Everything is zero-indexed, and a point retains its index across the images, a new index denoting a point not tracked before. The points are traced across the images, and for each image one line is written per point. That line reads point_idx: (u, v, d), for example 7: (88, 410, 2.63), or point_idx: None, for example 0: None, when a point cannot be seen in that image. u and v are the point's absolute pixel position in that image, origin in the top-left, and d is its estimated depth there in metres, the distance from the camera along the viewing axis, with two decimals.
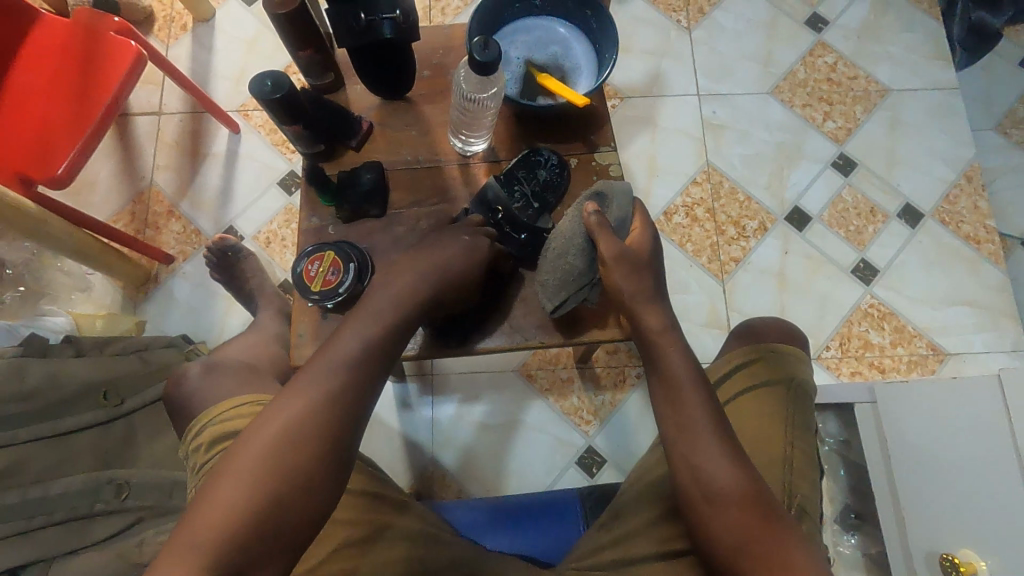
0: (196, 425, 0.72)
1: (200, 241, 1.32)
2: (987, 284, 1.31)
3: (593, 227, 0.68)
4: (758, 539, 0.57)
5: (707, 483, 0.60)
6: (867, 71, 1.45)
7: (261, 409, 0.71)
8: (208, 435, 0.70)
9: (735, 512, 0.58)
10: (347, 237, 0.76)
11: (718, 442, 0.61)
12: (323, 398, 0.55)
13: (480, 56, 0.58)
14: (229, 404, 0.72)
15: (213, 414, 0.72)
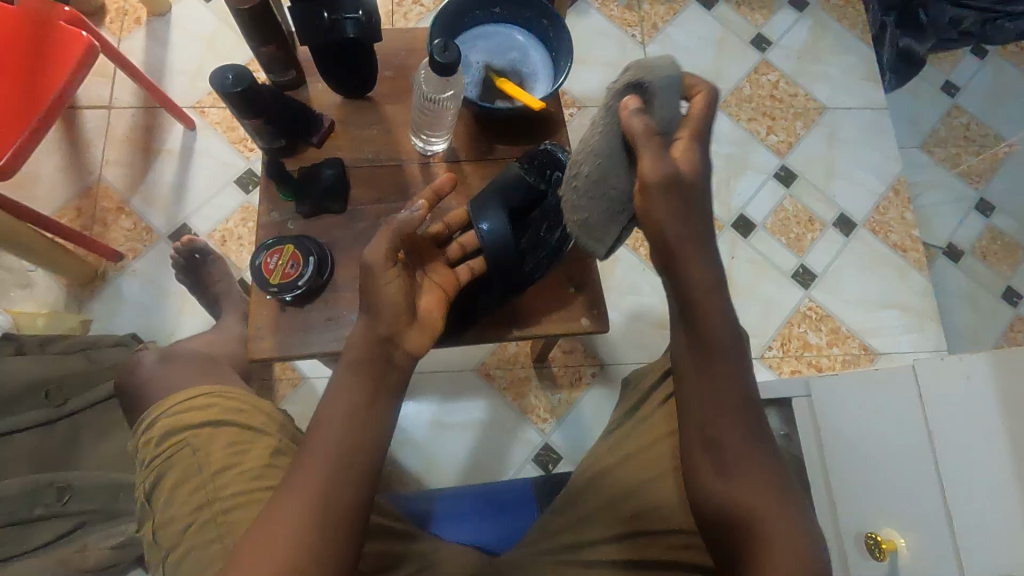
0: (149, 417, 0.69)
1: (152, 238, 1.29)
2: (913, 289, 1.41)
3: (639, 136, 0.63)
4: (764, 511, 0.61)
5: (721, 457, 0.64)
6: (807, 89, 1.55)
7: (216, 402, 0.70)
8: (159, 428, 0.68)
9: (743, 485, 0.62)
10: (307, 232, 0.77)
11: (735, 419, 0.64)
12: (338, 460, 0.57)
13: (441, 57, 0.61)
14: (180, 396, 0.70)
15: (163, 405, 0.70)
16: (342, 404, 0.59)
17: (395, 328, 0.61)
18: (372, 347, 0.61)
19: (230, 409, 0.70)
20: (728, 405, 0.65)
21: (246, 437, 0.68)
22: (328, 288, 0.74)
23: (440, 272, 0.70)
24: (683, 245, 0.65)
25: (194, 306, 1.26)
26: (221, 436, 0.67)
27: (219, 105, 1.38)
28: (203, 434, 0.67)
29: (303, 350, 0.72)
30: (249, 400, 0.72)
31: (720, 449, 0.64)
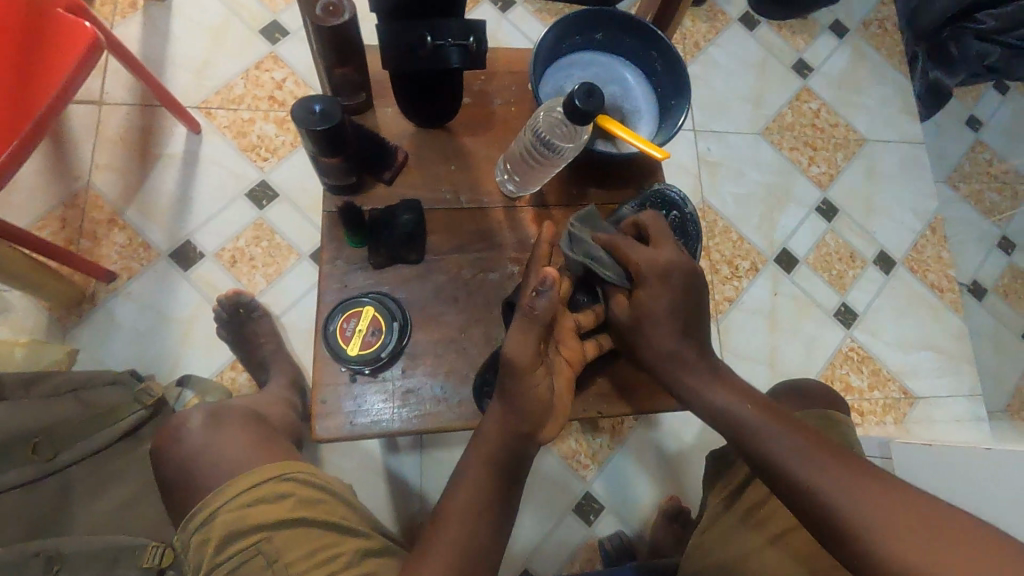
0: (213, 504, 0.61)
1: (150, 256, 1.14)
2: (950, 330, 1.39)
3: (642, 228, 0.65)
4: (920, 540, 0.50)
5: (830, 506, 0.54)
6: (847, 120, 1.51)
7: (292, 493, 0.62)
8: (222, 526, 0.60)
9: (877, 522, 0.52)
10: (379, 286, 0.66)
11: (813, 454, 0.58)
12: (464, 549, 0.56)
13: (583, 103, 0.51)
14: (245, 483, 0.62)
15: (225, 495, 0.61)
16: (466, 491, 0.59)
17: (536, 423, 0.59)
18: (507, 439, 0.59)
19: (307, 501, 0.62)
20: (792, 448, 0.59)
21: (329, 537, 0.61)
22: (406, 354, 0.65)
23: (569, 343, 0.65)
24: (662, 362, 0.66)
25: (199, 335, 1.11)
26: (302, 538, 0.60)
27: (228, 107, 1.23)
28: (281, 535, 0.60)
29: (377, 427, 0.62)
30: (325, 487, 0.65)
31: (822, 500, 0.55)
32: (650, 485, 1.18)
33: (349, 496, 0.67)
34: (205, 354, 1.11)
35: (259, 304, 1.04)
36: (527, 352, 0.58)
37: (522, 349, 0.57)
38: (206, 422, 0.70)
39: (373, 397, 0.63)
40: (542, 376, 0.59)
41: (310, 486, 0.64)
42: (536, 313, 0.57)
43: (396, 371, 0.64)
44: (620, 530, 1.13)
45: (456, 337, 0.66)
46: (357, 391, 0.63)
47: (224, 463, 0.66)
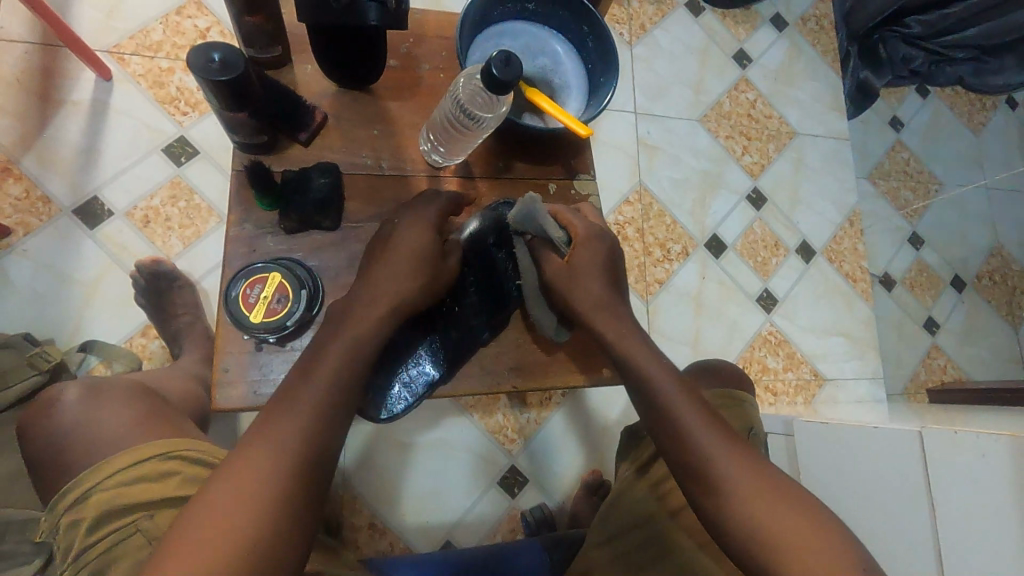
0: (89, 484, 0.57)
1: (50, 211, 1.05)
2: (860, 318, 1.49)
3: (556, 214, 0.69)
4: (792, 528, 0.54)
5: (692, 450, 0.59)
6: (780, 112, 1.56)
7: (180, 469, 0.59)
8: (96, 506, 0.57)
9: (761, 518, 0.55)
10: (290, 252, 0.64)
11: (712, 434, 0.60)
12: (298, 464, 0.50)
13: (500, 72, 0.50)
14: (128, 460, 0.59)
15: (107, 470, 0.58)
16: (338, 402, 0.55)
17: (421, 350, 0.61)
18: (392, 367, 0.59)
19: (195, 478, 0.59)
20: (699, 429, 0.60)
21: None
22: (317, 324, 0.62)
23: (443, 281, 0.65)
24: (595, 310, 0.67)
25: (105, 299, 1.04)
26: (190, 515, 0.57)
27: (143, 54, 1.14)
28: (163, 514, 0.57)
29: None
30: (218, 464, 0.62)
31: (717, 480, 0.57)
32: (573, 459, 1.21)
33: None
34: (112, 319, 1.04)
35: (180, 274, 0.99)
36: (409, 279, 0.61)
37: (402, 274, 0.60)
38: (84, 394, 0.65)
39: (279, 367, 0.61)
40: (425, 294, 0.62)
41: (199, 460, 0.61)
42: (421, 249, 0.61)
43: (306, 340, 0.62)
44: (542, 502, 1.16)
45: None
46: (263, 360, 0.60)
47: (97, 436, 0.62)
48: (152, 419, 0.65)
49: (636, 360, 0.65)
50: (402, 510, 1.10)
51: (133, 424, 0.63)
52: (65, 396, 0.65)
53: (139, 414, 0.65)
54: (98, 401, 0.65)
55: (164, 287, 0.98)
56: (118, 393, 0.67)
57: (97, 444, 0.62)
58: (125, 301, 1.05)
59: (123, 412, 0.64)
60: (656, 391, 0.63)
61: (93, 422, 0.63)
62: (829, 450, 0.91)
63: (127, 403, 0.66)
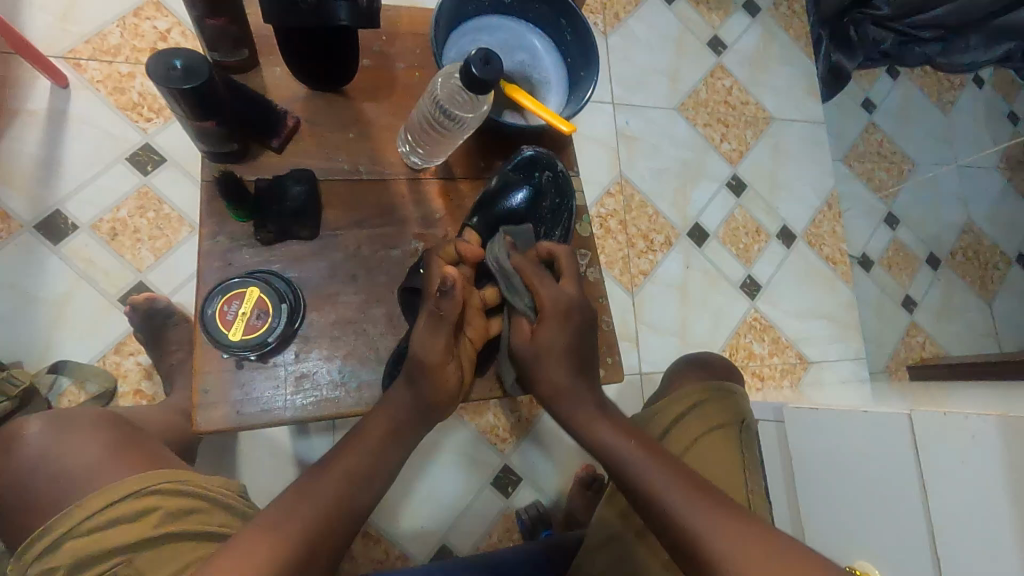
0: (61, 529, 0.55)
1: (10, 227, 1.00)
2: (841, 300, 1.51)
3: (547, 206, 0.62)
4: None
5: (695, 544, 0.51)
6: (756, 98, 1.56)
7: (162, 506, 0.57)
8: (71, 554, 0.55)
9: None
10: (267, 263, 0.61)
11: (693, 501, 0.54)
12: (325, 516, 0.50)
13: (480, 71, 0.48)
14: (102, 501, 0.56)
15: (79, 515, 0.55)
16: (370, 439, 0.56)
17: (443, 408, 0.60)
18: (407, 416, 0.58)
19: (176, 514, 0.57)
20: (670, 494, 0.54)
21: (203, 550, 0.57)
22: (299, 338, 0.60)
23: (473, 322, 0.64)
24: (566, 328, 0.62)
25: (73, 319, 1.00)
26: (172, 555, 0.56)
27: (101, 59, 1.09)
28: (145, 557, 0.55)
29: (267, 416, 0.58)
30: (201, 494, 0.59)
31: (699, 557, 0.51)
32: (566, 456, 1.20)
33: (232, 497, 0.62)
34: (83, 338, 1.00)
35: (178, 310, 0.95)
36: (437, 350, 0.58)
37: (432, 343, 0.57)
38: (55, 422, 0.63)
39: (263, 384, 0.58)
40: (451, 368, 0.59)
41: (176, 493, 0.58)
42: (443, 313, 0.57)
43: (289, 356, 0.60)
44: (537, 500, 1.15)
45: (355, 318, 0.62)
46: (243, 379, 0.58)
47: (69, 469, 0.60)
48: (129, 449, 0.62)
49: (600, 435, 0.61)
50: (395, 518, 1.08)
51: (102, 459, 0.61)
52: (29, 430, 0.62)
53: (111, 445, 0.62)
54: (68, 430, 0.62)
55: (160, 324, 0.94)
56: (91, 420, 0.64)
57: (68, 481, 0.59)
58: (96, 319, 1.01)
59: (98, 442, 0.62)
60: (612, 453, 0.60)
61: (64, 453, 0.60)
62: (820, 438, 0.91)
63: (101, 430, 0.63)
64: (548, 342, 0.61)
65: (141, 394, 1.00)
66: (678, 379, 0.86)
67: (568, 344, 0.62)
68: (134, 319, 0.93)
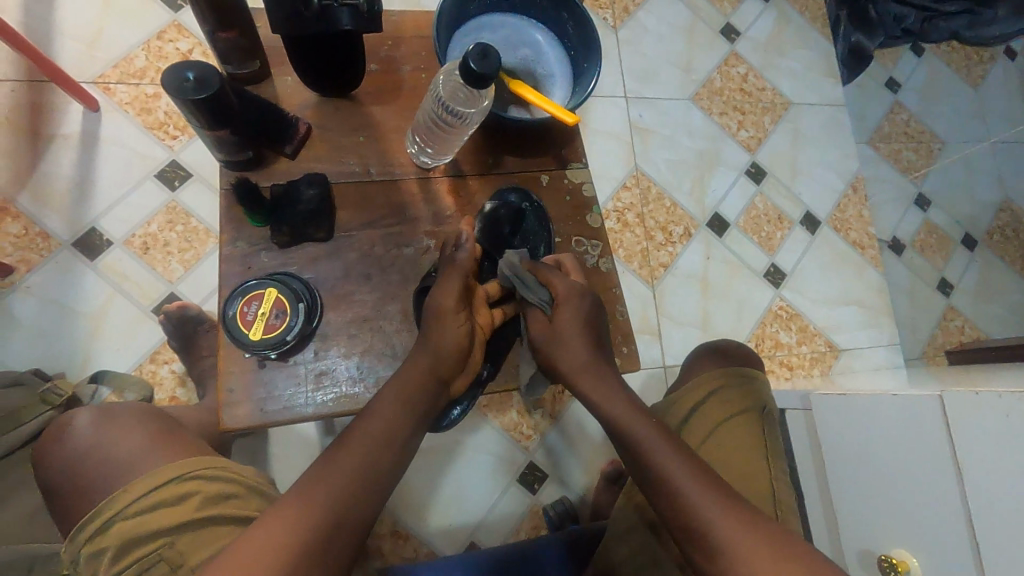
0: (105, 515, 0.58)
1: (51, 245, 1.06)
2: (870, 285, 1.47)
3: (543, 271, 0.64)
4: None
5: (690, 513, 0.55)
6: (773, 83, 1.54)
7: (199, 490, 0.60)
8: (118, 536, 0.57)
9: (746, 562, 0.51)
10: (285, 266, 0.63)
11: (694, 478, 0.56)
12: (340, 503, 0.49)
13: (478, 66, 0.49)
14: (145, 486, 0.59)
15: (122, 501, 0.58)
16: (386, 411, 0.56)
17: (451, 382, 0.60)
18: (415, 402, 0.57)
19: (214, 498, 0.60)
20: (675, 468, 0.57)
21: (240, 531, 0.59)
22: (318, 336, 0.62)
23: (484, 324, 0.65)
24: (583, 374, 0.64)
25: (111, 331, 1.05)
26: (210, 538, 0.58)
27: (128, 81, 1.14)
28: (187, 537, 0.58)
29: (290, 413, 0.60)
30: (236, 479, 0.62)
31: (694, 530, 0.54)
32: (591, 451, 1.20)
33: (264, 485, 0.65)
34: (120, 348, 1.04)
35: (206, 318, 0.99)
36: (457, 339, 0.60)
37: (444, 287, 0.60)
38: (95, 418, 0.66)
39: (283, 383, 0.60)
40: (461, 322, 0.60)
41: (212, 478, 0.61)
42: (457, 262, 0.62)
43: (308, 354, 0.61)
44: (563, 496, 1.15)
45: (371, 316, 0.64)
46: (266, 377, 0.60)
47: (112, 460, 0.63)
48: (168, 440, 0.65)
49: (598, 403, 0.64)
50: (422, 515, 1.10)
51: (147, 446, 0.64)
52: (78, 420, 0.66)
53: (153, 434, 0.66)
54: (110, 423, 0.65)
55: (189, 331, 0.97)
56: (130, 415, 0.67)
57: (113, 470, 0.62)
58: (132, 330, 1.05)
59: (139, 433, 0.65)
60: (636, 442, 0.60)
61: (108, 445, 0.64)
62: (849, 425, 0.89)
63: (141, 424, 0.66)
64: (573, 361, 0.64)
65: (175, 401, 1.04)
66: (698, 365, 0.84)
67: (590, 359, 0.64)
68: (167, 328, 0.97)
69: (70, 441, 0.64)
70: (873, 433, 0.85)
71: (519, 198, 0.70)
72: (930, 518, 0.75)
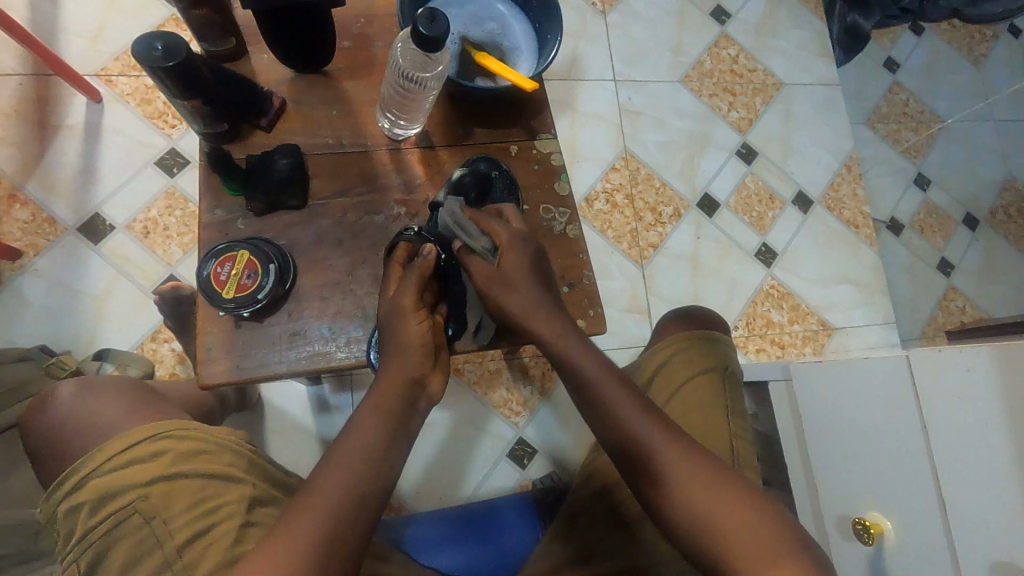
0: (82, 474, 0.61)
1: (57, 230, 1.11)
2: (864, 264, 1.46)
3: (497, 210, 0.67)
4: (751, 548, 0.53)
5: (652, 460, 0.59)
6: (764, 64, 1.54)
7: (166, 449, 0.62)
8: (93, 491, 0.61)
9: (707, 509, 0.56)
10: (260, 232, 0.66)
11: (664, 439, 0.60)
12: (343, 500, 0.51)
13: (427, 29, 0.51)
14: (116, 446, 0.62)
15: (95, 461, 0.62)
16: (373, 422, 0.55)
17: (423, 370, 0.60)
18: (394, 410, 0.57)
19: (184, 454, 0.63)
20: (640, 423, 0.60)
21: (209, 488, 0.62)
22: (291, 298, 0.65)
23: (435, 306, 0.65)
24: (529, 317, 0.64)
25: (113, 311, 1.09)
26: (176, 495, 0.61)
27: (129, 74, 1.19)
28: (156, 493, 0.61)
29: (265, 370, 0.63)
30: (208, 438, 0.65)
31: (658, 478, 0.59)
32: (580, 427, 1.22)
33: (240, 444, 0.67)
34: (122, 328, 1.09)
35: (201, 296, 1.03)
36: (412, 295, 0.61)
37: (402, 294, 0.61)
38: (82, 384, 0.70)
39: (258, 342, 0.63)
40: (422, 320, 0.61)
41: (179, 437, 0.64)
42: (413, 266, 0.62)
43: (281, 315, 0.64)
44: (553, 471, 1.17)
45: (343, 280, 0.67)
46: (242, 336, 0.63)
47: (92, 423, 0.66)
48: (144, 403, 0.68)
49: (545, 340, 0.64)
50: (416, 489, 1.12)
51: (124, 410, 0.67)
52: (61, 392, 0.69)
53: (131, 403, 0.69)
54: (93, 389, 0.69)
55: (185, 309, 1.01)
56: (114, 383, 0.71)
57: (92, 433, 0.66)
58: (133, 311, 1.10)
59: (119, 399, 0.69)
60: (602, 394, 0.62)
61: (89, 410, 0.67)
62: (826, 392, 0.90)
63: (122, 390, 0.70)
64: (518, 306, 0.64)
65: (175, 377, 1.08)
66: (666, 329, 0.84)
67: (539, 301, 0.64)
68: (164, 305, 1.01)
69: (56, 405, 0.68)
70: (847, 401, 0.85)
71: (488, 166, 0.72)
72: (900, 481, 0.76)
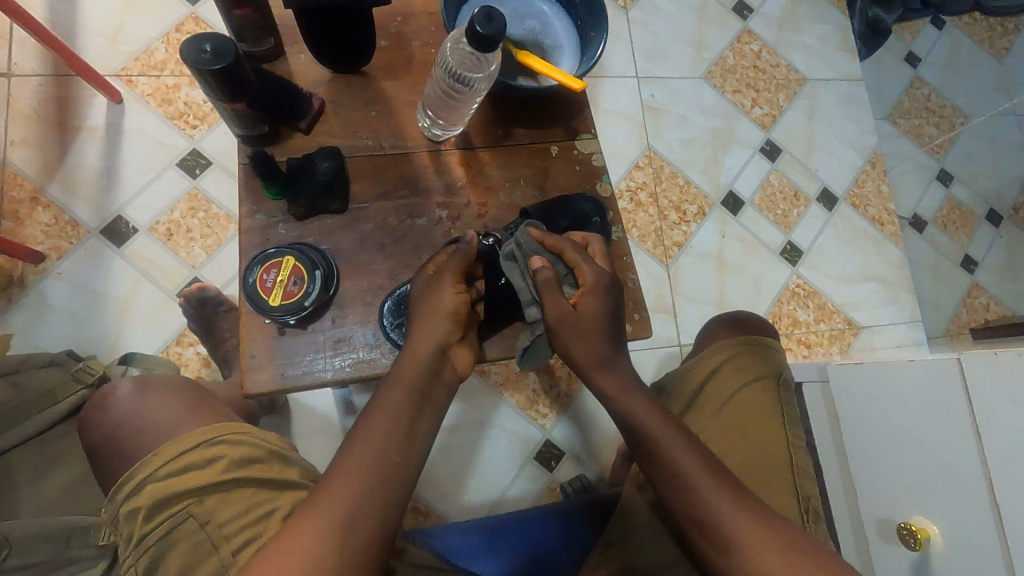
0: (138, 475, 0.61)
1: (80, 233, 1.09)
2: (890, 261, 1.45)
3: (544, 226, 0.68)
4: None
5: (703, 510, 0.58)
6: (787, 60, 1.52)
7: (224, 454, 0.63)
8: (150, 495, 0.60)
9: (752, 553, 0.55)
10: (301, 237, 0.65)
11: (705, 477, 0.59)
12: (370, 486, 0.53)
13: (484, 28, 0.50)
14: (173, 450, 0.62)
15: (153, 463, 0.61)
16: (389, 416, 0.57)
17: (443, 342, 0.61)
18: (417, 390, 0.58)
19: (241, 461, 0.63)
20: (685, 458, 0.60)
21: (264, 495, 0.63)
22: (335, 305, 0.64)
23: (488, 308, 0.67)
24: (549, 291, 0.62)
25: (138, 315, 1.08)
26: (233, 500, 0.62)
27: (149, 74, 1.17)
28: (212, 498, 0.61)
29: (308, 378, 0.62)
30: (262, 444, 0.65)
31: (704, 515, 0.58)
32: (607, 427, 1.21)
33: (287, 450, 0.68)
34: (148, 331, 1.08)
35: (225, 299, 1.01)
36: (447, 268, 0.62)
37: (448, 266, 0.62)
38: (133, 388, 0.69)
39: (304, 350, 0.62)
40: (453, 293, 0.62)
41: (234, 442, 0.64)
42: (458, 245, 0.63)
43: (325, 321, 0.63)
44: (581, 474, 1.16)
45: (386, 285, 0.66)
46: (286, 344, 0.62)
47: (147, 426, 0.66)
48: (197, 407, 0.68)
49: (621, 405, 0.64)
50: (444, 492, 1.11)
51: (177, 413, 0.67)
52: (120, 390, 0.68)
53: (188, 405, 0.68)
54: (145, 390, 0.68)
55: (210, 312, 1.00)
56: (164, 386, 0.70)
57: (148, 434, 0.65)
58: (158, 313, 1.09)
59: (172, 402, 0.68)
60: (635, 426, 0.63)
61: (143, 413, 0.67)
62: (868, 392, 0.89)
63: (174, 395, 0.69)
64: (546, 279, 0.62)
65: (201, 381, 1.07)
66: (713, 335, 0.86)
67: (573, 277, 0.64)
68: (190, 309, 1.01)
69: (111, 406, 0.67)
70: (893, 407, 0.85)
71: (593, 209, 0.71)
72: (950, 486, 0.76)
